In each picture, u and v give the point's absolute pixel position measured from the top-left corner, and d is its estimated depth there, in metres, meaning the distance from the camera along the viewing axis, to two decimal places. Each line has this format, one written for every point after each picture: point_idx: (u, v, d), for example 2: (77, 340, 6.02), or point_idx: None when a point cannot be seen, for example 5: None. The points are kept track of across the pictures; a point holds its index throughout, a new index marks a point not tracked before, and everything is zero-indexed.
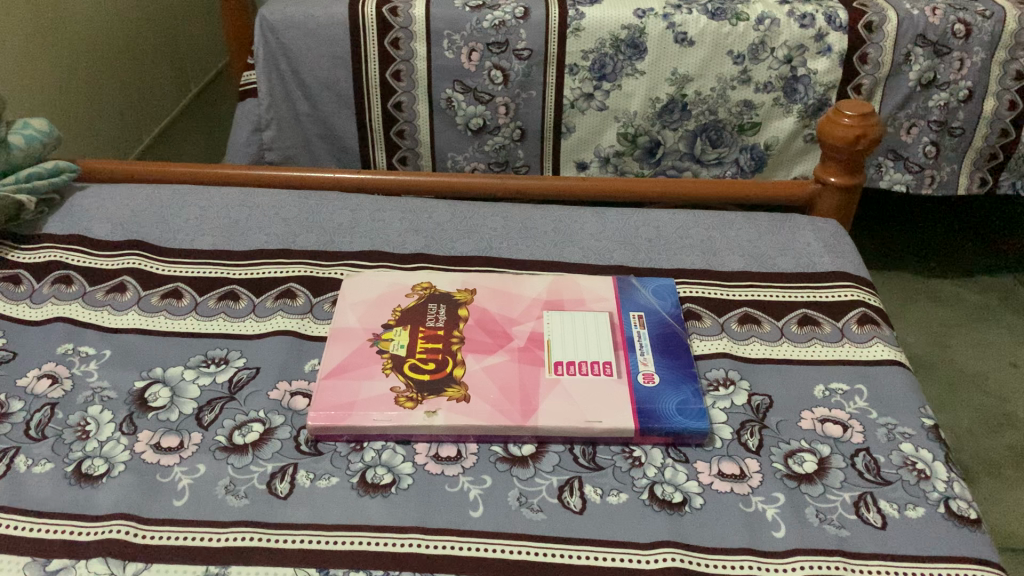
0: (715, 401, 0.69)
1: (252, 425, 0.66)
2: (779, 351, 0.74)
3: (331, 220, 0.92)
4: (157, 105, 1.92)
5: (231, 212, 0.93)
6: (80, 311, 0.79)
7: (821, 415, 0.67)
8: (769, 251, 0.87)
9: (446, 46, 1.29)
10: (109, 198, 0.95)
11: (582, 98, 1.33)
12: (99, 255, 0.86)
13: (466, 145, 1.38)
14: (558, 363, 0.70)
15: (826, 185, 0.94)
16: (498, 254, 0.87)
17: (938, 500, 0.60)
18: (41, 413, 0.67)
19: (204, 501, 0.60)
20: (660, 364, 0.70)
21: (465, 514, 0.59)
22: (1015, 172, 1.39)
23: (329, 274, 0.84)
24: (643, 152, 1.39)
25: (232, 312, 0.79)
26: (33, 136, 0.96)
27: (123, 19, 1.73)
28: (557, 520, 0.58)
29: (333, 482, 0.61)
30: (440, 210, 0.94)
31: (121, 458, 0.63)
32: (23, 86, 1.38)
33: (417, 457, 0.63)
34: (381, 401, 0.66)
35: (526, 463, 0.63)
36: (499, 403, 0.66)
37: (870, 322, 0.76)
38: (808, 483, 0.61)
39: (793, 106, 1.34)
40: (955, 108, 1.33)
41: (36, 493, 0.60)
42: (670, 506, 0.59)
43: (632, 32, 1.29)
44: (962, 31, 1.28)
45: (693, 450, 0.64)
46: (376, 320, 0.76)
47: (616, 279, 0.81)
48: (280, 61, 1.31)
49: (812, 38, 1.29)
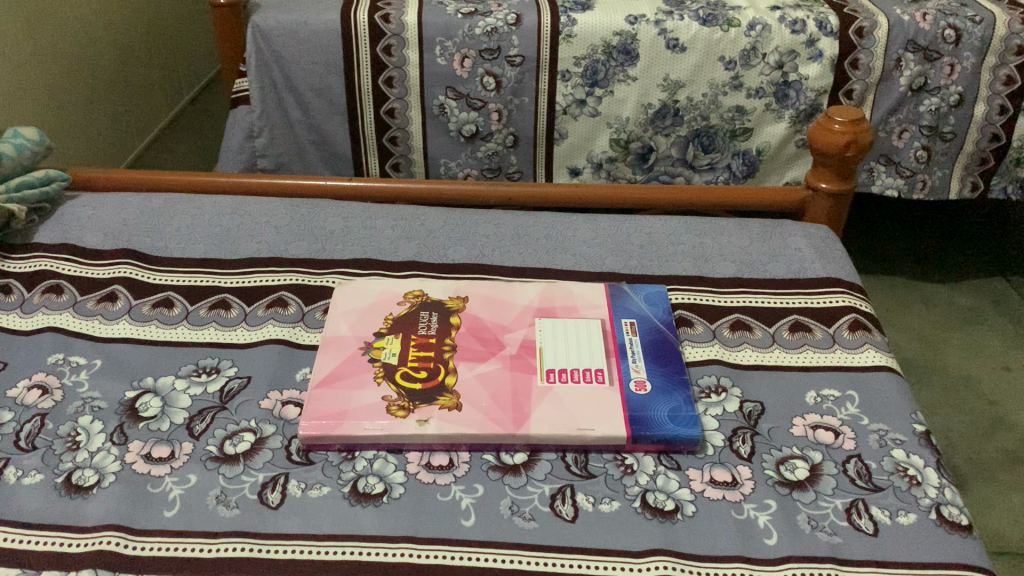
0: (707, 408, 0.69)
1: (243, 434, 0.66)
2: (771, 357, 0.74)
3: (324, 228, 0.91)
4: (149, 112, 1.93)
5: (223, 220, 0.92)
6: (70, 321, 0.78)
7: (813, 420, 0.67)
8: (761, 258, 0.87)
9: (438, 53, 1.29)
10: (99, 206, 0.95)
11: (574, 104, 1.33)
12: (90, 263, 0.86)
13: (459, 151, 1.38)
14: (550, 371, 0.70)
15: (818, 191, 0.94)
16: (491, 261, 0.87)
17: (930, 506, 0.60)
18: (31, 424, 0.67)
19: (194, 512, 0.59)
20: (652, 372, 0.71)
21: (456, 523, 0.58)
22: (1006, 176, 1.40)
23: (320, 282, 0.84)
24: (635, 157, 1.40)
25: (223, 321, 0.78)
26: (23, 145, 0.95)
27: (116, 26, 1.74)
28: (549, 529, 0.58)
29: (325, 492, 0.61)
30: (433, 217, 0.94)
31: (111, 468, 0.63)
32: (14, 93, 1.39)
33: (409, 465, 0.63)
34: (373, 410, 0.66)
35: (517, 471, 0.63)
36: (491, 411, 0.66)
37: (862, 329, 0.77)
38: (800, 490, 0.61)
39: (785, 111, 1.34)
40: (946, 112, 1.34)
41: (25, 505, 0.60)
42: (663, 513, 0.59)
43: (624, 38, 1.29)
44: (953, 37, 1.29)
45: (685, 458, 0.64)
46: (367, 328, 0.75)
47: (608, 286, 0.81)
48: (273, 68, 1.31)
49: (803, 43, 1.30)
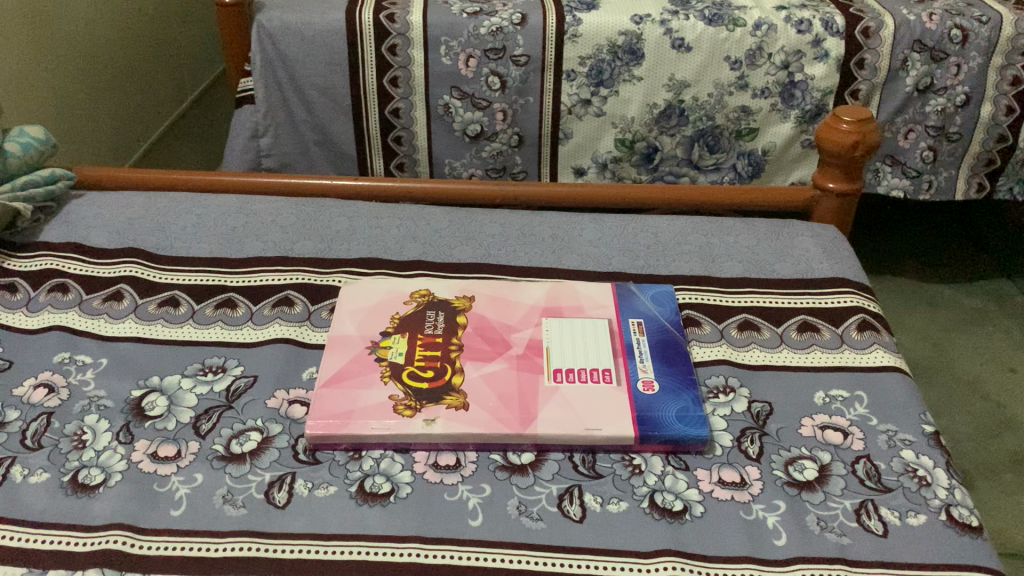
0: (716, 408, 0.69)
1: (250, 433, 0.66)
2: (779, 358, 0.74)
3: (329, 227, 0.91)
4: (155, 110, 1.93)
5: (229, 219, 0.92)
6: (76, 320, 0.78)
7: (822, 421, 0.67)
8: (769, 258, 0.87)
9: (443, 52, 1.29)
10: (104, 205, 0.95)
11: (580, 104, 1.33)
12: (96, 262, 0.86)
13: (463, 151, 1.38)
14: (557, 370, 0.70)
15: (825, 191, 0.94)
16: (497, 261, 0.87)
17: (940, 507, 0.59)
18: (37, 422, 0.67)
19: (200, 512, 0.59)
20: (660, 372, 0.70)
21: (464, 523, 0.58)
22: (1013, 177, 1.39)
23: (326, 281, 0.83)
24: (640, 158, 1.39)
25: (230, 320, 0.78)
26: (29, 144, 0.94)
27: (121, 24, 1.74)
28: (556, 529, 0.58)
29: (331, 492, 0.61)
30: (439, 216, 0.94)
31: (117, 468, 0.63)
32: (20, 92, 1.39)
33: (417, 465, 0.63)
34: (381, 409, 0.66)
35: (525, 471, 0.62)
36: (498, 411, 0.66)
37: (870, 329, 0.76)
38: (808, 490, 0.61)
39: (791, 112, 1.34)
40: (953, 113, 1.33)
41: (31, 503, 0.60)
42: (671, 514, 0.59)
43: (630, 38, 1.29)
44: (959, 37, 1.29)
45: (693, 458, 0.64)
46: (375, 327, 0.75)
47: (615, 286, 0.81)
48: (278, 68, 1.31)
49: (810, 43, 1.29)
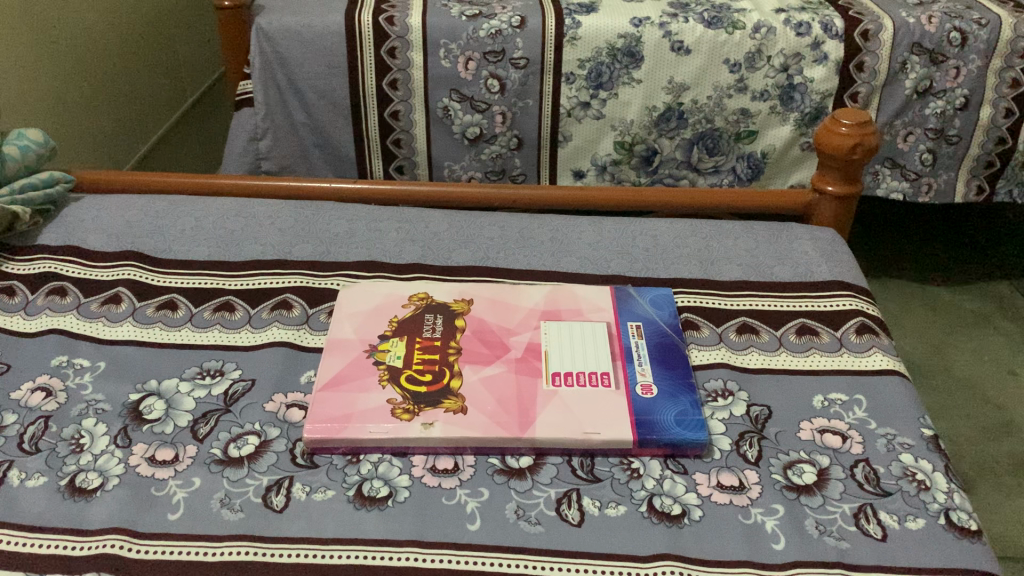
0: (714, 412, 0.68)
1: (247, 438, 0.65)
2: (778, 360, 0.74)
3: (328, 230, 0.91)
4: (154, 113, 1.93)
5: (227, 222, 0.92)
6: (74, 323, 0.78)
7: (821, 425, 0.67)
8: (768, 261, 0.87)
9: (443, 55, 1.29)
10: (103, 208, 0.95)
11: (579, 106, 1.33)
12: (95, 266, 0.86)
13: (462, 154, 1.38)
14: (556, 374, 0.70)
15: (824, 194, 0.93)
16: (495, 264, 0.87)
17: (939, 511, 0.59)
18: (34, 426, 0.67)
19: (197, 515, 0.59)
20: (658, 375, 0.70)
21: (463, 527, 0.58)
22: (1012, 180, 1.39)
23: (324, 284, 0.83)
24: (640, 160, 1.39)
25: (228, 324, 0.78)
26: (29, 147, 0.94)
27: (120, 26, 1.74)
28: (555, 533, 0.58)
29: (329, 496, 0.61)
30: (437, 220, 0.94)
31: (115, 471, 0.63)
32: (20, 94, 1.39)
33: (414, 469, 0.63)
34: (379, 413, 0.66)
35: (523, 475, 0.62)
36: (497, 415, 0.66)
37: (869, 332, 0.76)
38: (807, 494, 0.61)
39: (790, 114, 1.34)
40: (952, 115, 1.33)
41: (28, 507, 0.60)
42: (670, 518, 0.59)
43: (629, 41, 1.29)
44: (958, 39, 1.29)
45: (691, 462, 0.64)
46: (373, 331, 0.75)
47: (614, 290, 0.81)
48: (277, 70, 1.31)
49: (809, 46, 1.30)
